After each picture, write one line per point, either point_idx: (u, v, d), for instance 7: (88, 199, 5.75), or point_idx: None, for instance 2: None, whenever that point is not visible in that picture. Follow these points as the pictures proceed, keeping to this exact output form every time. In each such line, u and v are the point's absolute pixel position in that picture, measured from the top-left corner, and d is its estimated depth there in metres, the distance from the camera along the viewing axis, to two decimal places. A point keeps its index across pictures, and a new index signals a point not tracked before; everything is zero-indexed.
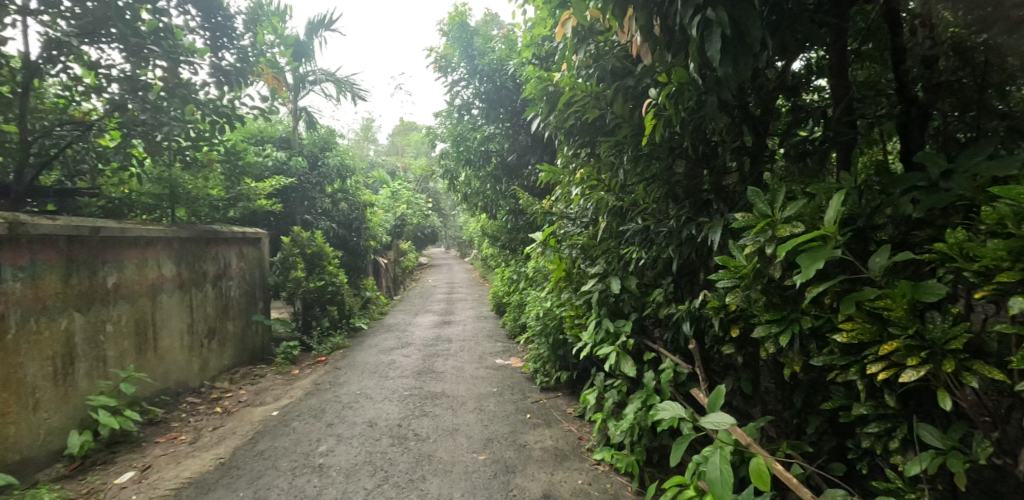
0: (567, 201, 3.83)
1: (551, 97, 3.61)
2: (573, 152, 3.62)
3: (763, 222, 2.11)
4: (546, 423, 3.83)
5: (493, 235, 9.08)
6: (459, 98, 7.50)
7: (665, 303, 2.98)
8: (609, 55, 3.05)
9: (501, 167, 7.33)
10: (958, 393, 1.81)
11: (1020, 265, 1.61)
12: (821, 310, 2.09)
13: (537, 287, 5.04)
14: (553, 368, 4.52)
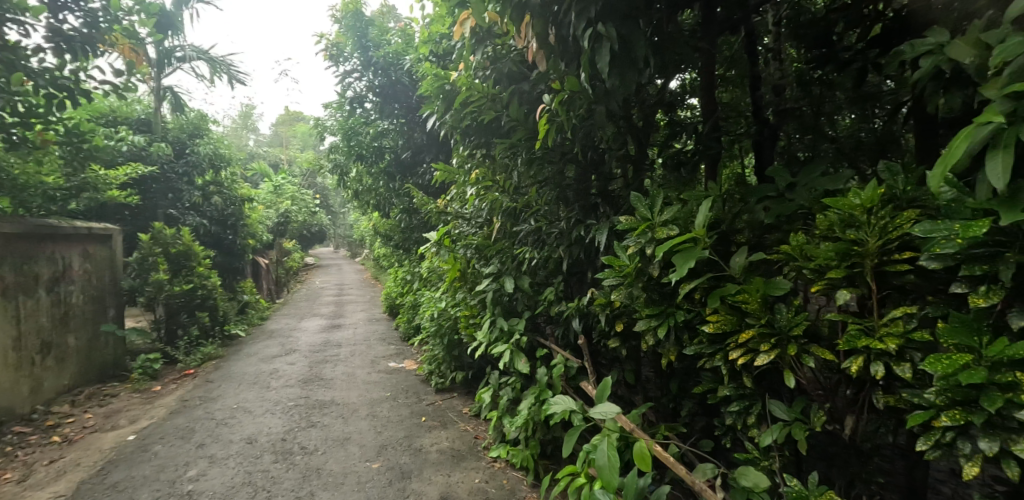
0: (462, 201, 3.67)
1: (448, 95, 3.45)
2: (467, 152, 3.48)
3: (643, 224, 1.92)
4: (442, 425, 3.90)
5: (385, 236, 8.93)
6: (351, 90, 7.42)
7: (555, 301, 2.90)
8: (506, 58, 2.88)
9: (394, 164, 7.34)
10: (799, 372, 1.70)
11: (846, 264, 1.59)
12: (693, 304, 1.90)
13: (435, 288, 4.96)
14: (449, 369, 4.56)
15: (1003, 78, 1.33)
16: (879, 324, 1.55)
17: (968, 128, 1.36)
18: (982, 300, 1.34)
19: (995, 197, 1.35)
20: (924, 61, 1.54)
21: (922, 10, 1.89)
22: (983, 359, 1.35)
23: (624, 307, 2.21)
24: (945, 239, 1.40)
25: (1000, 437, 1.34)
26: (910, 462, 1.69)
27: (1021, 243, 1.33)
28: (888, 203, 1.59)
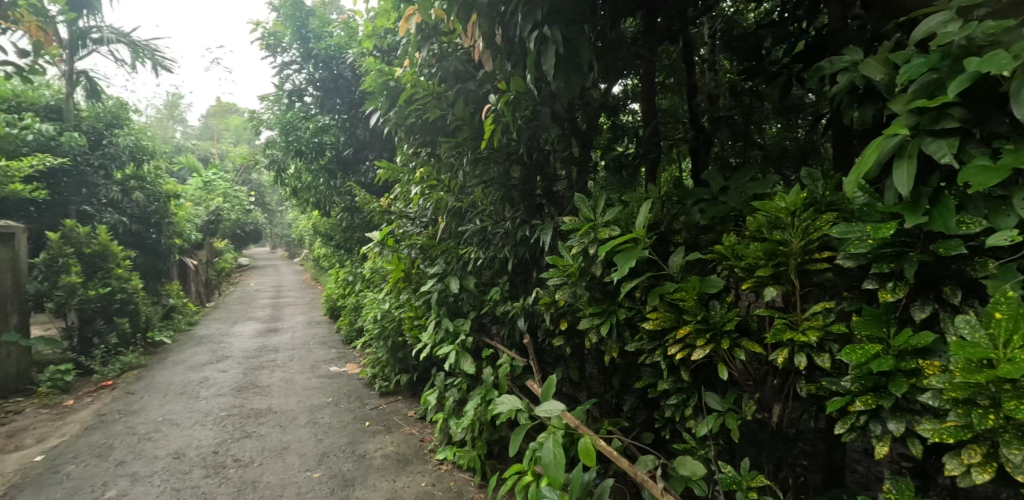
0: (405, 200, 3.64)
1: (391, 92, 3.41)
2: (413, 151, 3.46)
3: (586, 225, 1.98)
4: (386, 429, 3.86)
5: (326, 236, 8.73)
6: (289, 82, 7.21)
7: (500, 300, 2.93)
8: (452, 57, 2.86)
9: (335, 161, 7.21)
10: (732, 365, 1.81)
11: (773, 263, 1.71)
12: (634, 302, 1.98)
13: (378, 289, 4.90)
14: (393, 372, 4.52)
15: (909, 94, 1.48)
16: (802, 318, 1.68)
17: (879, 138, 1.51)
18: (890, 295, 1.49)
19: (901, 202, 1.50)
20: (841, 76, 1.68)
21: (840, 31, 2.04)
22: (891, 348, 1.49)
23: (568, 305, 2.27)
24: (859, 239, 1.54)
25: (905, 418, 1.48)
26: (831, 445, 1.85)
27: (922, 244, 1.49)
28: (810, 207, 1.72)
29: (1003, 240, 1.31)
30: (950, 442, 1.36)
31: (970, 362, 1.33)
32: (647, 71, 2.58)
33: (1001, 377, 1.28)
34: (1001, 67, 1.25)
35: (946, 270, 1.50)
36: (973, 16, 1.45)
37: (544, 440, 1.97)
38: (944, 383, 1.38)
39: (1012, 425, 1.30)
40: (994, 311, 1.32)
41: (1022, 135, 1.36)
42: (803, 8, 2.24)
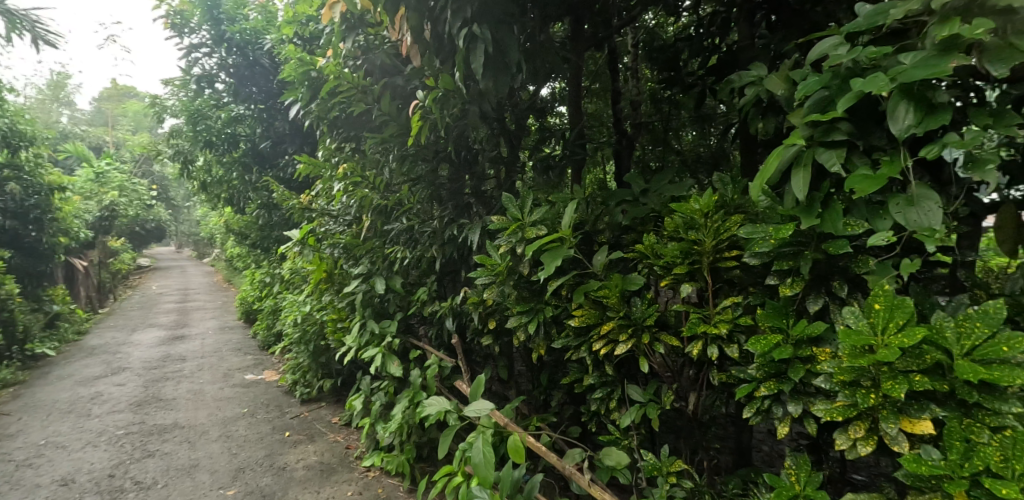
0: (327, 197, 3.54)
1: (314, 83, 3.32)
2: (336, 146, 3.37)
3: (513, 224, 2.02)
4: (309, 438, 3.76)
5: (241, 234, 8.31)
6: (198, 66, 6.80)
7: (428, 301, 2.92)
8: (379, 49, 2.82)
9: (251, 153, 6.92)
10: (652, 358, 1.92)
11: (688, 262, 1.84)
12: (561, 300, 2.06)
13: (298, 291, 4.73)
14: (315, 378, 4.38)
15: (806, 108, 1.64)
16: (714, 312, 1.82)
17: (780, 147, 1.67)
18: (789, 289, 1.64)
19: (797, 205, 1.66)
20: (748, 89, 1.82)
21: (749, 48, 2.19)
22: (790, 337, 1.65)
23: (496, 304, 2.30)
24: (762, 239, 1.69)
25: (802, 400, 1.64)
26: (740, 428, 2.00)
27: (815, 243, 1.66)
28: (721, 209, 1.86)
29: (881, 240, 1.49)
30: (839, 420, 1.53)
31: (855, 348, 1.50)
32: (574, 74, 2.63)
33: (879, 360, 1.46)
34: (880, 87, 1.41)
35: (835, 267, 1.69)
36: (858, 41, 1.63)
37: (473, 441, 1.96)
38: (833, 368, 1.54)
39: (888, 402, 1.48)
40: (874, 302, 1.49)
41: (896, 148, 1.55)
42: (716, 24, 2.39)
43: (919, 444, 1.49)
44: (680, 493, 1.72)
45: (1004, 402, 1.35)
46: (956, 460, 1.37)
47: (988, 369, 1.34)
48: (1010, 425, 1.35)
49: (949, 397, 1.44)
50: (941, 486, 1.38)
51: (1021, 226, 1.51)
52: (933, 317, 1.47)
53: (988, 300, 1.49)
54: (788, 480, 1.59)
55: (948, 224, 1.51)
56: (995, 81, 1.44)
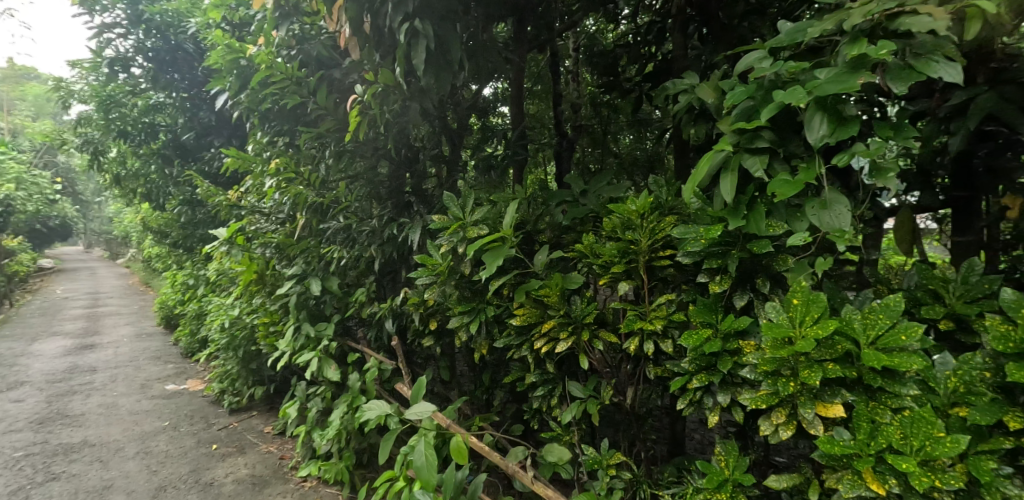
0: (258, 194, 3.38)
1: (243, 73, 3.11)
2: (267, 140, 3.24)
3: (454, 224, 2.02)
4: (239, 451, 3.57)
5: (161, 232, 7.77)
6: (112, 48, 6.27)
7: (367, 302, 2.84)
8: (316, 40, 2.74)
9: (172, 145, 6.53)
10: (591, 354, 1.98)
11: (625, 261, 1.91)
12: (502, 300, 2.07)
13: (226, 293, 4.47)
14: (245, 385, 4.16)
15: (733, 117, 1.75)
16: (649, 309, 1.90)
17: (710, 152, 1.77)
18: (718, 286, 1.75)
19: (725, 207, 1.77)
20: (682, 97, 1.92)
21: (681, 57, 2.30)
22: (719, 331, 1.76)
23: (437, 305, 2.28)
24: (694, 238, 1.78)
25: (730, 390, 1.75)
26: (674, 419, 2.10)
27: (740, 242, 1.77)
28: (656, 210, 1.95)
29: (799, 240, 1.62)
30: (763, 407, 1.64)
31: (776, 340, 1.62)
32: (516, 74, 2.68)
33: (797, 351, 1.58)
34: (798, 99, 1.53)
35: (758, 265, 1.81)
36: (779, 55, 1.75)
37: (415, 444, 1.92)
38: (758, 359, 1.66)
39: (806, 389, 1.61)
40: (792, 297, 1.62)
41: (812, 155, 1.68)
42: (652, 34, 2.49)
43: (832, 426, 1.63)
44: (619, 484, 1.79)
45: (903, 385, 1.51)
46: (864, 439, 1.51)
47: (889, 356, 1.49)
48: (907, 405, 1.50)
49: (857, 383, 1.59)
50: (852, 463, 1.52)
51: (916, 228, 1.68)
52: (843, 310, 1.61)
53: (889, 294, 1.66)
54: (719, 466, 1.69)
55: (856, 226, 1.66)
56: (895, 97, 1.60)
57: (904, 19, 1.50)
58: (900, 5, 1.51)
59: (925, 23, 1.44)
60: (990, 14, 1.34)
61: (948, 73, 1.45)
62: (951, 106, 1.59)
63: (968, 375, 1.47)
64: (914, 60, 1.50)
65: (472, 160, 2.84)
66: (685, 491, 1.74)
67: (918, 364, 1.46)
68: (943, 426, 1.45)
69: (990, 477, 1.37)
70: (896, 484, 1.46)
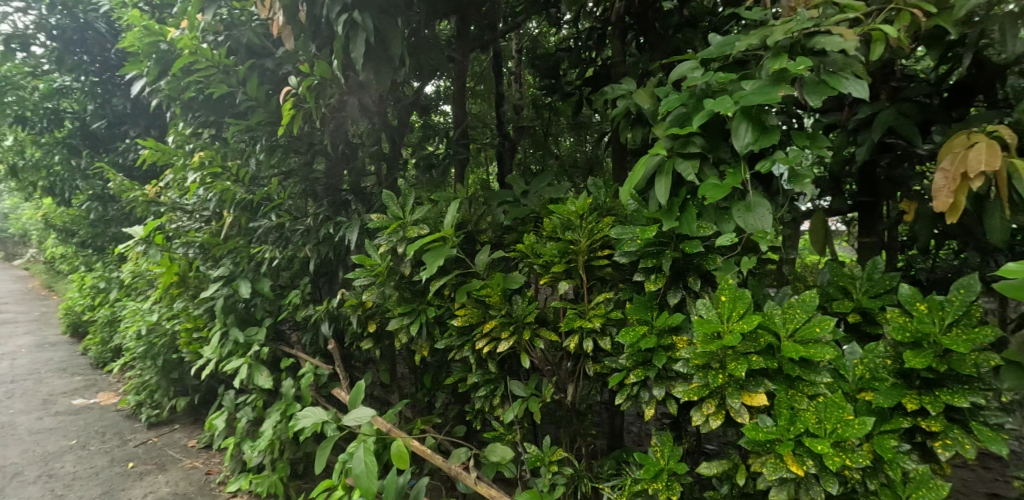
0: (180, 190, 3.14)
1: (163, 57, 2.86)
2: (192, 131, 2.95)
3: (394, 223, 1.98)
4: (159, 468, 3.28)
5: (62, 230, 7.01)
6: (9, 23, 5.54)
7: (302, 304, 2.69)
8: (246, 27, 2.56)
9: (79, 134, 5.95)
10: (532, 353, 2.00)
11: (565, 261, 1.95)
12: (443, 300, 2.05)
13: (142, 298, 4.10)
14: (166, 397, 3.83)
15: (667, 122, 1.84)
16: (588, 307, 1.96)
17: (645, 156, 1.85)
18: (653, 284, 1.82)
19: (660, 209, 1.85)
20: (620, 102, 1.99)
21: (620, 63, 2.38)
22: (655, 328, 1.84)
23: (376, 306, 2.21)
24: (630, 239, 1.85)
25: (665, 384, 1.82)
26: (612, 413, 2.19)
27: (673, 243, 1.85)
28: (594, 211, 2.01)
29: (727, 240, 1.72)
30: (695, 399, 1.72)
31: (707, 335, 1.71)
32: (460, 73, 2.73)
33: (725, 344, 1.68)
34: (726, 108, 1.63)
35: (690, 263, 1.90)
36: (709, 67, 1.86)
37: (353, 451, 1.86)
38: (690, 353, 1.74)
39: (733, 380, 1.71)
40: (721, 294, 1.72)
41: (738, 161, 1.80)
42: (593, 39, 2.56)
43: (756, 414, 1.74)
44: (561, 479, 1.83)
45: (817, 374, 1.64)
46: (784, 425, 1.62)
47: (806, 347, 1.62)
48: (821, 392, 1.64)
49: (778, 373, 1.71)
50: (774, 447, 1.63)
51: (828, 230, 1.83)
52: (766, 306, 1.73)
53: (805, 290, 1.80)
54: (656, 457, 1.76)
55: (777, 227, 1.79)
56: (811, 109, 1.73)
57: (819, 38, 1.62)
58: (816, 25, 1.63)
59: (837, 43, 1.56)
60: (891, 37, 1.49)
61: (856, 89, 1.58)
62: (857, 119, 1.76)
63: (872, 363, 1.61)
64: (827, 76, 1.63)
65: (413, 159, 2.88)
66: (624, 482, 1.81)
67: (831, 354, 1.59)
68: (852, 409, 1.59)
69: (891, 454, 1.52)
70: (811, 463, 1.57)
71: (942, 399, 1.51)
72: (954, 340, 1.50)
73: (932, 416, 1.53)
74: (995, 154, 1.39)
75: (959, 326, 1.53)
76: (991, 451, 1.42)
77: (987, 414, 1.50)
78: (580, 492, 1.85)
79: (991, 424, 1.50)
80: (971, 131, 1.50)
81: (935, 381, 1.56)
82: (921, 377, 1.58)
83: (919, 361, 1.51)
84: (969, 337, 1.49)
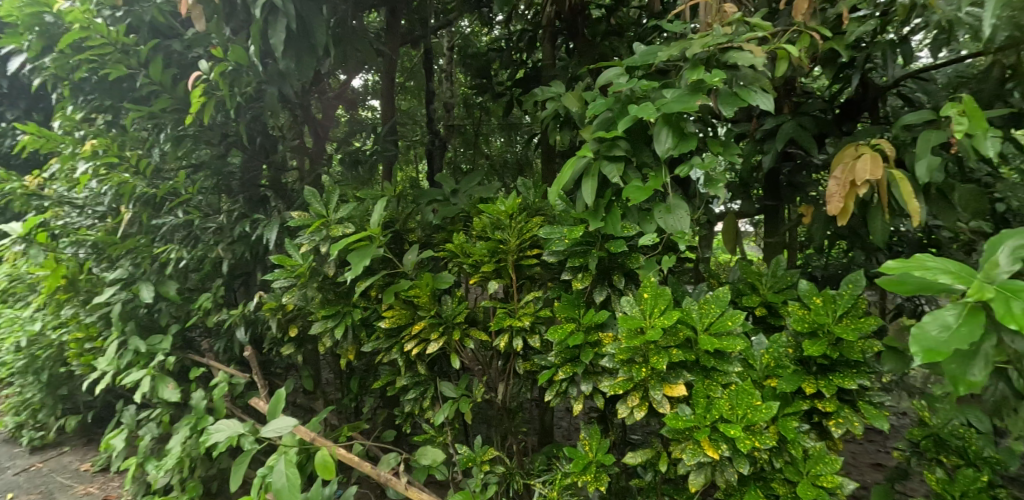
0: (68, 182, 2.79)
1: (49, 32, 2.51)
2: (82, 115, 2.60)
3: (317, 221, 1.89)
4: (44, 497, 2.89)
5: None
6: None
7: (213, 309, 2.48)
8: (148, 2, 2.28)
9: None
10: (462, 353, 1.99)
11: (495, 261, 1.95)
12: (370, 301, 1.98)
13: (20, 305, 3.58)
14: (53, 417, 3.36)
15: (594, 126, 1.90)
16: (517, 307, 1.97)
17: (573, 158, 1.90)
18: (580, 283, 1.87)
19: (587, 209, 1.90)
20: (550, 104, 2.05)
21: (549, 67, 2.50)
22: (582, 325, 1.88)
23: (297, 309, 2.10)
24: (558, 239, 1.89)
25: (592, 379, 1.87)
26: (542, 410, 2.32)
27: (600, 242, 1.91)
28: (523, 211, 2.03)
29: (648, 240, 1.80)
30: (620, 392, 1.77)
31: (631, 330, 1.77)
32: (388, 67, 2.73)
33: (647, 339, 1.74)
34: (650, 114, 1.68)
35: (615, 263, 1.99)
36: (633, 73, 1.94)
37: (273, 463, 1.75)
38: (615, 349, 1.79)
39: (655, 373, 1.77)
40: (643, 291, 1.79)
41: (659, 165, 1.89)
42: (524, 42, 2.69)
43: (676, 405, 1.82)
44: (494, 478, 1.84)
45: (729, 364, 1.74)
46: (701, 413, 1.70)
47: (720, 340, 1.72)
48: (734, 380, 1.74)
49: (695, 364, 1.80)
50: (692, 434, 1.70)
51: (738, 231, 1.99)
52: (684, 302, 1.82)
53: (719, 286, 1.92)
54: (585, 451, 1.79)
55: (694, 228, 1.90)
56: (725, 119, 1.85)
57: (732, 52, 1.72)
58: (730, 39, 1.72)
59: (748, 58, 1.67)
60: (794, 55, 1.62)
61: (764, 102, 1.71)
62: (765, 129, 1.93)
63: (777, 352, 1.75)
64: (739, 88, 1.74)
65: (338, 153, 2.86)
66: (554, 477, 1.84)
67: (741, 345, 1.70)
68: (761, 395, 1.71)
69: (794, 434, 1.65)
70: (725, 447, 1.66)
71: (835, 382, 1.69)
72: (844, 328, 1.69)
73: (827, 398, 1.69)
74: (878, 165, 1.56)
75: (848, 317, 1.71)
76: (876, 426, 1.60)
77: (872, 394, 1.69)
78: (512, 489, 1.88)
79: (875, 402, 1.70)
80: (859, 143, 1.69)
81: (829, 366, 1.74)
82: (817, 363, 1.74)
83: (816, 348, 1.67)
84: (856, 325, 1.69)
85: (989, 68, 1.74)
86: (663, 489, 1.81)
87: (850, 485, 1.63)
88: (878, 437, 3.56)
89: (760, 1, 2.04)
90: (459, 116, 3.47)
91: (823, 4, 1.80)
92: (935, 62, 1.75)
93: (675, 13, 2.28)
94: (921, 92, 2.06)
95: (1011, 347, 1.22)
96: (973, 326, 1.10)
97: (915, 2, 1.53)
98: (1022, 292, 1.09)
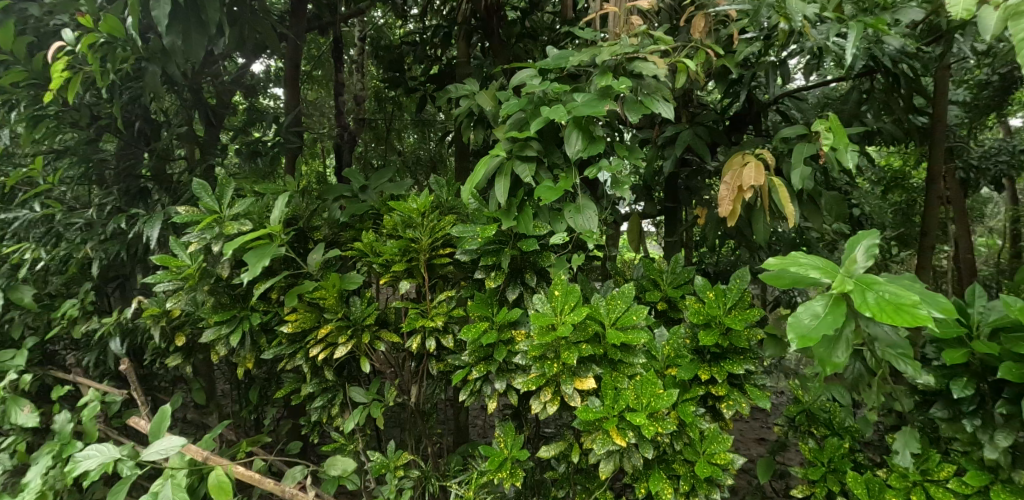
0: None
1: None
2: None
3: (209, 218, 1.72)
4: None
5: None
6: None
7: (81, 317, 2.20)
8: None
9: None
10: (372, 355, 1.90)
11: (406, 259, 1.89)
12: (269, 305, 1.85)
13: None
14: None
15: (507, 126, 1.86)
16: (430, 306, 1.90)
17: (485, 157, 1.83)
18: (493, 282, 1.81)
19: (500, 208, 1.85)
20: (463, 103, 2.09)
21: (465, 65, 2.61)
22: (495, 323, 1.81)
23: (185, 315, 1.93)
24: (471, 237, 1.83)
25: (505, 376, 1.81)
26: (457, 407, 2.52)
27: (512, 241, 1.87)
28: (437, 209, 1.99)
29: (558, 239, 1.77)
30: (534, 388, 1.71)
31: (543, 327, 1.69)
32: (291, 52, 2.68)
33: (559, 336, 1.67)
34: (560, 117, 1.65)
35: (527, 261, 1.94)
36: (546, 77, 1.95)
37: (157, 490, 1.57)
38: (529, 346, 1.72)
39: (566, 368, 1.72)
40: (554, 288, 1.71)
41: (569, 167, 1.85)
42: (438, 38, 2.84)
43: (585, 398, 1.79)
44: (408, 483, 1.80)
45: (635, 356, 1.72)
46: (610, 403, 1.67)
47: (626, 333, 1.69)
48: (638, 372, 1.73)
49: (603, 357, 1.76)
50: (601, 425, 1.68)
51: (641, 231, 2.15)
52: (593, 297, 1.77)
53: (625, 283, 2.04)
54: (499, 449, 1.76)
55: (601, 227, 2.00)
56: (628, 124, 1.92)
57: (638, 62, 1.76)
58: (636, 50, 1.75)
59: (651, 67, 1.72)
60: (693, 68, 1.71)
61: (666, 110, 1.73)
62: (665, 136, 2.10)
63: (676, 343, 1.81)
64: (643, 96, 1.77)
65: (235, 144, 2.67)
66: (471, 477, 1.82)
67: (646, 338, 1.68)
68: (663, 383, 1.74)
69: (691, 418, 1.69)
70: (632, 434, 1.65)
71: (726, 368, 1.79)
72: (733, 318, 1.79)
73: (719, 384, 1.79)
74: (762, 173, 1.68)
75: (737, 310, 1.81)
76: (761, 407, 1.72)
77: (755, 376, 1.83)
78: (428, 492, 1.86)
79: (759, 385, 1.84)
80: (746, 152, 1.81)
81: (721, 354, 1.83)
82: (711, 351, 1.83)
83: (711, 338, 1.76)
84: (742, 316, 1.79)
85: (849, 93, 2.17)
86: (576, 479, 1.87)
87: (739, 461, 1.71)
88: (757, 416, 4.05)
89: (662, 17, 2.23)
90: (371, 109, 3.67)
91: (716, 25, 2.01)
92: (808, 84, 2.15)
93: (586, 22, 2.42)
94: (793, 109, 2.38)
95: (866, 330, 1.40)
96: (837, 314, 1.24)
97: (793, 29, 1.74)
98: (875, 284, 1.24)
